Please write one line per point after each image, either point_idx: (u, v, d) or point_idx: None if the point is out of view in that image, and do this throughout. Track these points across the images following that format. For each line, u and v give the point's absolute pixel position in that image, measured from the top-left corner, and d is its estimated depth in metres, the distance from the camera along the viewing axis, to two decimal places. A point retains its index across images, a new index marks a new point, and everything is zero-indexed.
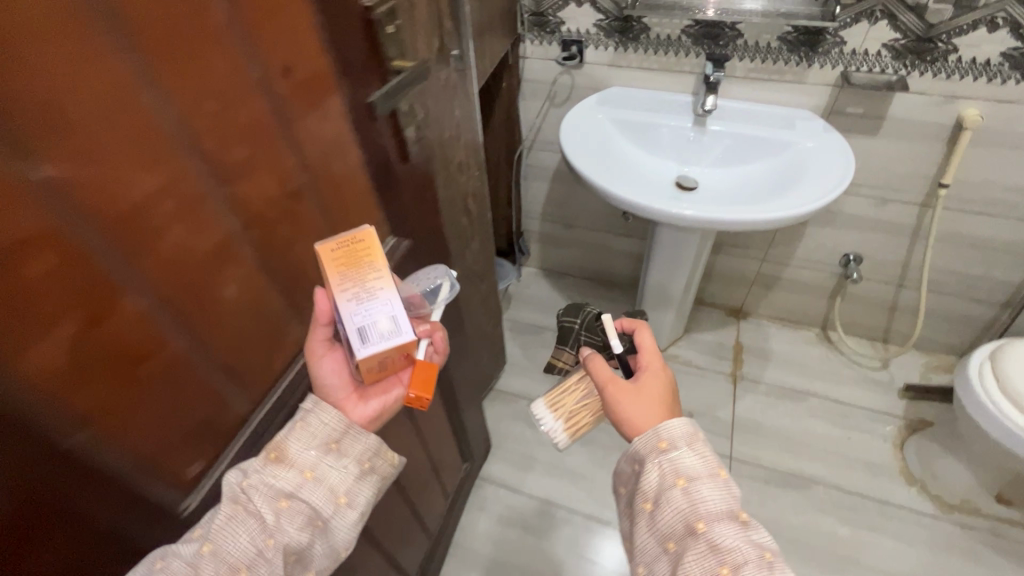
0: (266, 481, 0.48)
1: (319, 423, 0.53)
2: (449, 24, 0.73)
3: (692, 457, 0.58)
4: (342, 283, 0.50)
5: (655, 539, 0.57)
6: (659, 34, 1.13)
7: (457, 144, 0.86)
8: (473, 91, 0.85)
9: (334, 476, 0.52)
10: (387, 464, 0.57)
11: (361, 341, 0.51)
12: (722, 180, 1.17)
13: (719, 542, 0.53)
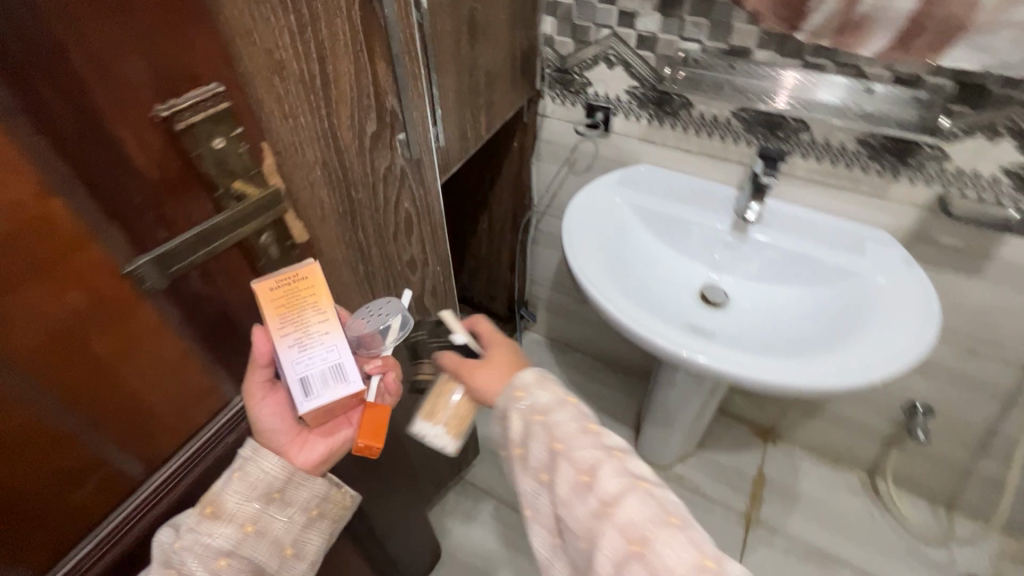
0: (203, 541, 0.50)
1: (258, 472, 0.54)
2: (392, 103, 0.55)
3: (548, 393, 0.59)
4: (285, 327, 0.51)
5: (532, 479, 0.56)
6: (703, 114, 0.92)
7: (405, 239, 0.68)
8: (433, 179, 0.67)
9: (277, 526, 0.55)
10: (338, 506, 0.60)
11: (304, 391, 0.52)
12: (756, 304, 0.93)
13: (576, 454, 0.53)
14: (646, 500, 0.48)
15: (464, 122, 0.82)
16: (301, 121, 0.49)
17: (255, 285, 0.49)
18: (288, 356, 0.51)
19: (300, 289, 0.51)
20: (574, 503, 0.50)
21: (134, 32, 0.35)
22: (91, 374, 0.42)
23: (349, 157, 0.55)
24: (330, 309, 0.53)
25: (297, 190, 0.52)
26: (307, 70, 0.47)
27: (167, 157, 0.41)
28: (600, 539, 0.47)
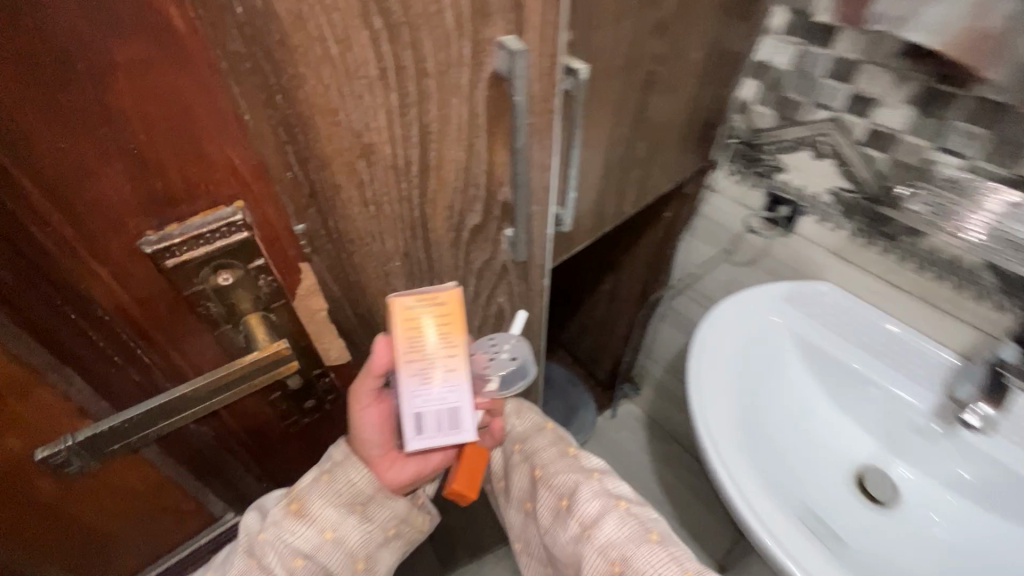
0: (284, 538, 0.41)
1: (346, 481, 0.44)
2: (506, 196, 0.44)
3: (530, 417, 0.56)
4: (411, 353, 0.41)
5: (518, 509, 0.55)
6: (935, 249, 0.66)
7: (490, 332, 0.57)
8: (542, 283, 0.55)
9: (354, 539, 0.44)
10: (416, 529, 0.49)
11: (415, 428, 0.44)
12: (954, 539, 0.65)
13: (553, 479, 0.50)
14: (625, 518, 0.45)
15: (607, 198, 0.68)
16: (384, 209, 0.39)
17: (393, 298, 0.40)
18: (408, 387, 0.42)
19: (436, 318, 0.41)
20: (557, 528, 0.48)
21: (118, 147, 0.27)
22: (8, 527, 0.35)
23: (439, 248, 0.45)
24: (460, 344, 0.42)
25: (368, 278, 0.43)
26: (402, 155, 0.37)
27: (150, 291, 0.33)
28: (583, 563, 0.45)
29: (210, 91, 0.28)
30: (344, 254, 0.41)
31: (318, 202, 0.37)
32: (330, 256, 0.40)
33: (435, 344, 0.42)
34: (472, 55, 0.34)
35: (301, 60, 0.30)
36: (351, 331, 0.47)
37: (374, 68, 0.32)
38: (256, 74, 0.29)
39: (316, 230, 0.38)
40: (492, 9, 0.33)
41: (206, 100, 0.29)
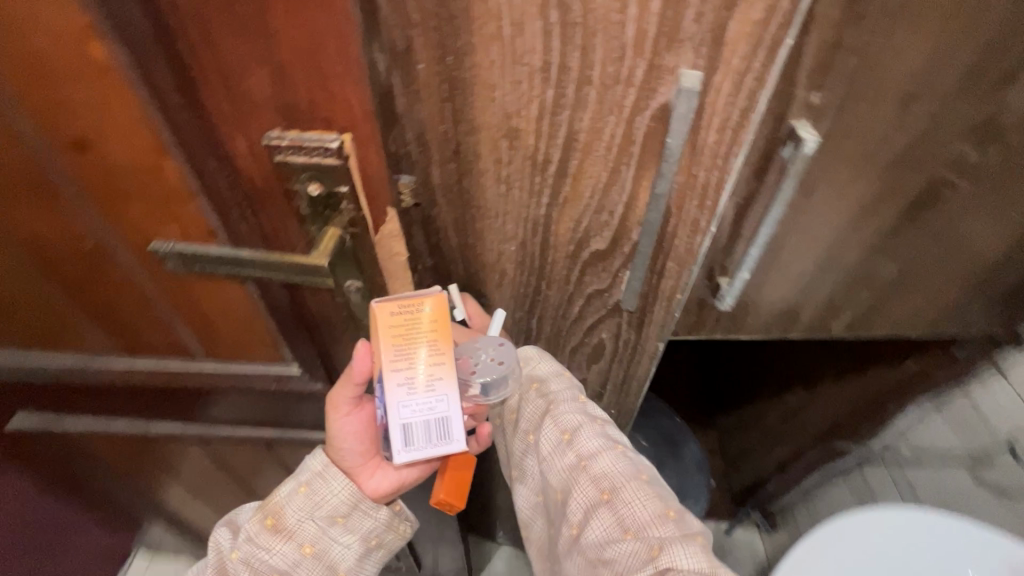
0: (260, 557, 0.44)
1: (327, 492, 0.47)
2: (638, 237, 0.39)
3: (547, 360, 0.51)
4: (398, 358, 0.39)
5: (517, 442, 0.51)
6: None
7: (584, 360, 0.54)
8: (655, 346, 0.49)
9: (336, 552, 0.47)
10: (398, 537, 0.51)
11: (403, 439, 0.40)
12: None
13: (561, 413, 0.47)
14: (622, 459, 0.44)
15: (808, 303, 0.54)
16: (513, 192, 0.40)
17: (375, 303, 0.39)
18: (394, 398, 0.39)
19: (422, 321, 0.40)
20: (554, 459, 0.46)
21: (264, 53, 0.30)
22: (116, 308, 0.43)
23: (555, 252, 0.44)
24: (449, 349, 0.40)
25: (483, 246, 0.46)
26: (543, 150, 0.37)
27: (268, 180, 0.36)
28: (573, 490, 0.44)
29: (342, 34, 0.29)
30: (468, 217, 0.43)
31: (459, 162, 0.39)
32: (457, 212, 0.43)
33: (426, 345, 0.39)
34: (643, 77, 0.31)
35: (475, 31, 0.32)
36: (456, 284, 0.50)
37: (538, 59, 0.32)
38: (437, 32, 0.32)
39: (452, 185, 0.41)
40: (684, 37, 0.29)
41: (338, 37, 0.29)
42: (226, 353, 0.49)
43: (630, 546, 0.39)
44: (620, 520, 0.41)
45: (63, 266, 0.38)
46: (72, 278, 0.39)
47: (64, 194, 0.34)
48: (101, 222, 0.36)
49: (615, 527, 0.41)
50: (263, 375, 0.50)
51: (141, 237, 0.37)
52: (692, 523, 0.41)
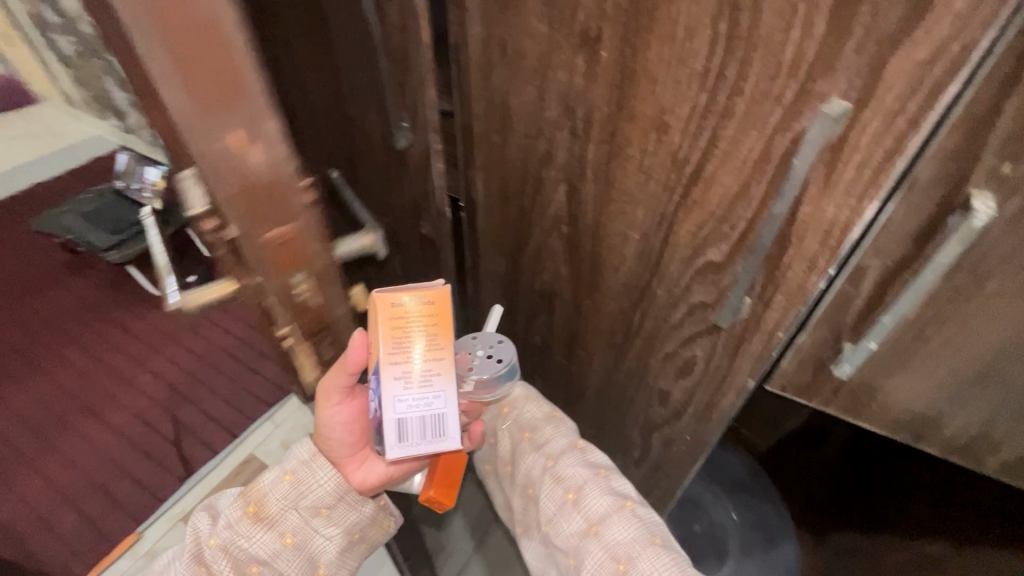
0: (240, 543, 0.52)
1: (312, 486, 0.53)
2: (753, 257, 0.40)
3: (537, 411, 0.64)
4: (395, 351, 0.45)
5: (522, 495, 0.62)
6: None
7: (672, 372, 0.55)
8: (744, 383, 0.49)
9: (317, 543, 0.54)
10: (381, 528, 0.60)
11: (398, 435, 0.46)
12: None
13: (562, 472, 0.58)
14: (630, 519, 0.54)
15: (958, 417, 0.46)
16: (649, 184, 0.44)
17: (377, 294, 0.44)
18: (390, 393, 0.45)
19: (418, 314, 0.45)
20: (563, 522, 0.56)
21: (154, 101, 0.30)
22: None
23: (672, 252, 0.46)
24: (445, 345, 0.46)
25: (612, 228, 0.50)
26: (684, 150, 0.40)
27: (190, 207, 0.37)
28: (586, 552, 0.54)
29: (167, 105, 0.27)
30: (608, 196, 0.48)
31: (612, 145, 0.45)
32: (600, 190, 0.49)
33: (420, 341, 0.45)
34: (792, 99, 0.32)
35: (654, 30, 0.36)
36: (582, 256, 0.56)
37: (700, 63, 0.35)
38: (624, 26, 0.38)
39: (601, 165, 0.47)
40: (841, 65, 0.30)
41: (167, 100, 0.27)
42: None
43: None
44: None
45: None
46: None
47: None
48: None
49: None
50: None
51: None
52: None
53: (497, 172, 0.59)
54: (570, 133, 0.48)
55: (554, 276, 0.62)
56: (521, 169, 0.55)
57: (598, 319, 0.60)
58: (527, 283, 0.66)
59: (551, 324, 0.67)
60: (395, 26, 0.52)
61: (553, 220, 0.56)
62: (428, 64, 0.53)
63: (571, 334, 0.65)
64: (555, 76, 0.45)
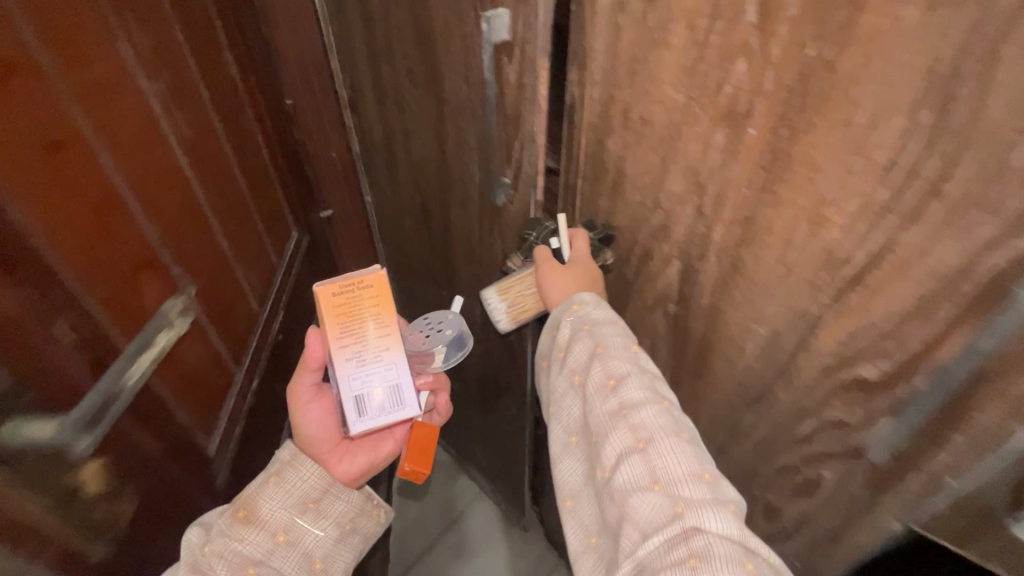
0: (233, 548, 0.47)
1: (299, 480, 0.52)
2: (935, 386, 0.32)
3: (604, 308, 0.52)
4: (344, 336, 0.52)
5: (562, 380, 0.54)
6: None
7: (786, 486, 0.47)
8: (887, 525, 0.40)
9: (309, 539, 0.52)
10: (372, 523, 0.57)
11: (358, 411, 0.53)
12: None
13: (610, 358, 0.49)
14: (670, 416, 0.45)
15: None
16: (790, 279, 0.38)
17: (315, 286, 0.50)
18: (344, 373, 0.52)
19: (359, 290, 0.52)
20: (596, 400, 0.48)
21: None
22: (209, 253, 0.49)
23: (810, 357, 0.39)
24: (391, 319, 0.53)
25: (732, 317, 0.44)
26: (845, 250, 0.34)
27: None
28: (610, 434, 0.46)
29: None
30: (732, 283, 0.43)
31: (747, 229, 0.39)
32: (723, 274, 0.43)
33: (364, 319, 0.52)
34: (1017, 214, 0.26)
35: (825, 113, 0.31)
36: (689, 339, 0.50)
37: (886, 156, 0.30)
38: (784, 105, 0.33)
39: (729, 249, 0.42)
40: None
41: None
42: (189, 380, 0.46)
43: (654, 491, 0.41)
44: (649, 469, 0.43)
45: (181, 199, 0.45)
46: (179, 205, 0.45)
47: (111, 179, 0.37)
48: (124, 211, 0.38)
49: (645, 475, 0.42)
50: (225, 421, 0.51)
51: (125, 250, 0.38)
52: (726, 491, 0.42)
53: (600, 238, 0.54)
54: (695, 210, 0.43)
55: (650, 352, 0.56)
56: (629, 237, 0.51)
57: (698, 410, 0.53)
58: None
59: None
60: (512, 83, 0.50)
61: (658, 295, 0.51)
62: (540, 122, 0.51)
63: None
64: (686, 148, 0.41)
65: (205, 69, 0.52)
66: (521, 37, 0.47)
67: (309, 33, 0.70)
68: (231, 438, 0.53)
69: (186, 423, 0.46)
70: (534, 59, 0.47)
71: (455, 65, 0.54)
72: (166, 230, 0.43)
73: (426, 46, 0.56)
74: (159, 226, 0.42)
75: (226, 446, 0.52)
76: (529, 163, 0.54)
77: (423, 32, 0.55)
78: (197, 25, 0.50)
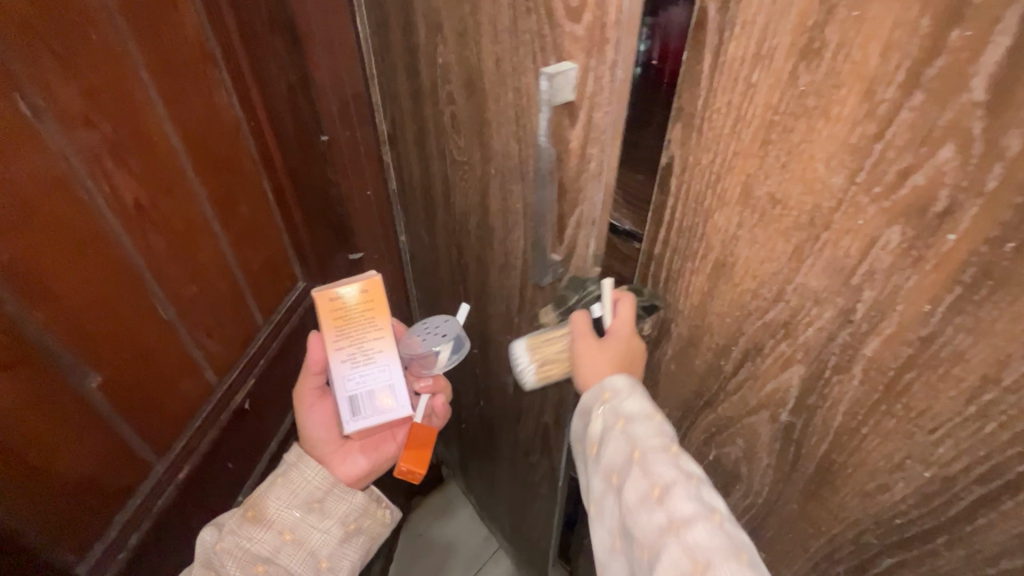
0: (242, 546, 0.51)
1: (301, 480, 0.55)
2: None
3: (639, 399, 0.45)
4: (340, 338, 0.54)
5: (598, 479, 0.45)
6: None
7: None
8: None
9: (314, 538, 0.54)
10: (379, 523, 0.58)
11: (352, 411, 0.55)
12: None
13: (651, 459, 0.41)
14: (727, 531, 0.37)
15: None
16: (984, 421, 0.29)
17: (313, 290, 0.53)
18: (340, 372, 0.54)
19: (354, 297, 0.55)
20: (639, 512, 0.40)
21: None
22: (136, 325, 0.47)
23: (1002, 516, 0.31)
24: (386, 322, 0.56)
25: (878, 447, 0.35)
26: None
27: None
28: (658, 553, 0.37)
29: None
30: (885, 409, 0.34)
31: (921, 352, 0.31)
32: (869, 396, 0.35)
33: (360, 321, 0.55)
34: None
35: None
36: (801, 456, 0.41)
37: None
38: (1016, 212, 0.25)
39: (884, 369, 0.33)
40: None
41: None
42: (88, 464, 0.44)
43: None
44: None
45: (90, 275, 0.42)
46: (91, 279, 0.42)
47: None
48: None
49: None
50: (135, 510, 0.49)
51: None
52: None
53: (688, 320, 0.46)
54: (836, 316, 0.34)
55: (742, 457, 0.47)
56: (730, 328, 0.43)
57: (805, 535, 0.44)
58: (698, 449, 0.52)
59: None
60: (572, 150, 0.43)
61: (765, 398, 0.42)
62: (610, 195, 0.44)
63: (750, 529, 0.50)
64: (836, 242, 0.32)
65: (179, 116, 0.50)
66: (588, 99, 0.40)
67: (350, 65, 0.63)
68: (120, 549, 0.47)
69: (44, 538, 0.42)
70: (607, 124, 0.40)
71: (506, 119, 0.47)
72: (55, 313, 0.40)
73: (476, 95, 0.49)
74: (44, 309, 0.39)
75: (110, 559, 0.47)
76: (593, 240, 0.48)
77: (472, 80, 0.48)
78: (175, 70, 0.49)
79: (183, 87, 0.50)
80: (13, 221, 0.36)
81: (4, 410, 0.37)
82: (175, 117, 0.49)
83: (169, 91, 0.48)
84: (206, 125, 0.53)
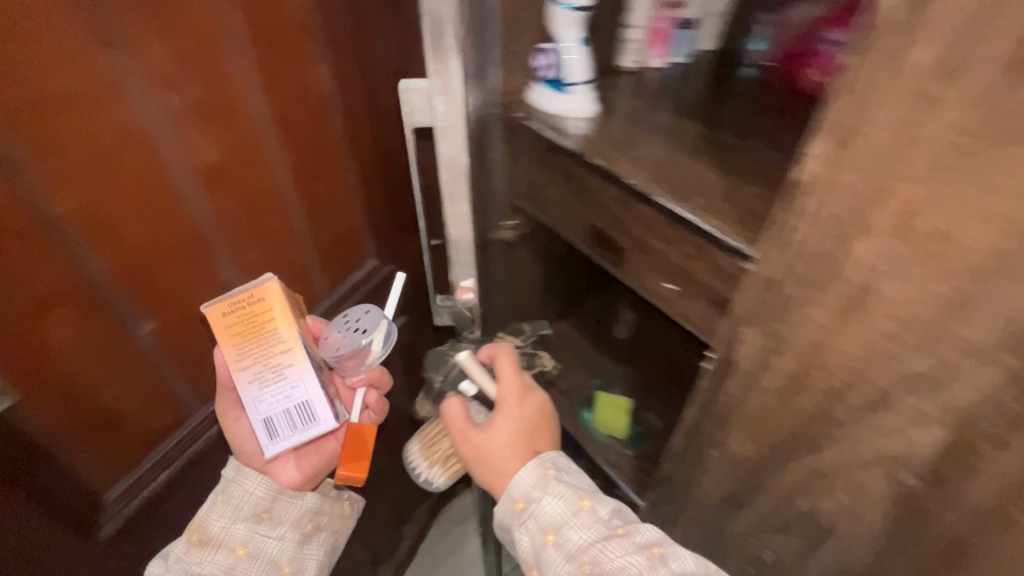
0: (194, 571, 0.54)
1: (241, 495, 0.57)
2: None
3: (550, 500, 0.51)
4: (242, 357, 0.53)
5: None
6: None
7: None
8: None
9: (270, 547, 0.58)
10: (333, 515, 0.64)
11: (269, 433, 0.56)
12: None
13: (601, 559, 0.47)
14: None
15: None
16: None
17: (206, 306, 0.50)
18: (252, 394, 0.54)
19: (251, 308, 0.53)
20: None
21: None
22: (195, 280, 0.50)
23: None
24: (291, 330, 0.55)
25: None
26: None
27: None
28: None
29: None
30: None
31: None
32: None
33: (260, 335, 0.53)
34: None
35: None
36: (925, 519, 0.38)
37: None
38: None
39: None
40: None
41: None
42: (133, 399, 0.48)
43: None
44: None
45: (155, 231, 0.45)
46: (158, 236, 0.46)
47: (44, 212, 0.38)
48: (65, 243, 0.40)
49: None
50: (165, 451, 0.53)
51: (51, 280, 0.39)
52: None
53: (796, 355, 0.41)
54: (1002, 379, 0.30)
55: (843, 512, 0.44)
56: (850, 373, 0.38)
57: None
58: (784, 492, 0.48)
59: (806, 555, 0.50)
60: None
61: (884, 455, 0.38)
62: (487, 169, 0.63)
63: None
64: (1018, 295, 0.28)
65: (271, 84, 0.51)
66: None
67: None
68: (150, 482, 0.52)
69: (86, 464, 0.46)
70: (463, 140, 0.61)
71: None
72: (121, 264, 0.44)
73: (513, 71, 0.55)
74: (112, 260, 0.43)
75: (141, 488, 0.52)
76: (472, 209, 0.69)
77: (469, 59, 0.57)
78: (274, 41, 0.50)
79: (281, 57, 0.52)
80: (98, 176, 0.40)
81: (65, 344, 0.42)
82: (266, 86, 0.51)
83: (266, 60, 0.50)
84: (297, 95, 0.55)
